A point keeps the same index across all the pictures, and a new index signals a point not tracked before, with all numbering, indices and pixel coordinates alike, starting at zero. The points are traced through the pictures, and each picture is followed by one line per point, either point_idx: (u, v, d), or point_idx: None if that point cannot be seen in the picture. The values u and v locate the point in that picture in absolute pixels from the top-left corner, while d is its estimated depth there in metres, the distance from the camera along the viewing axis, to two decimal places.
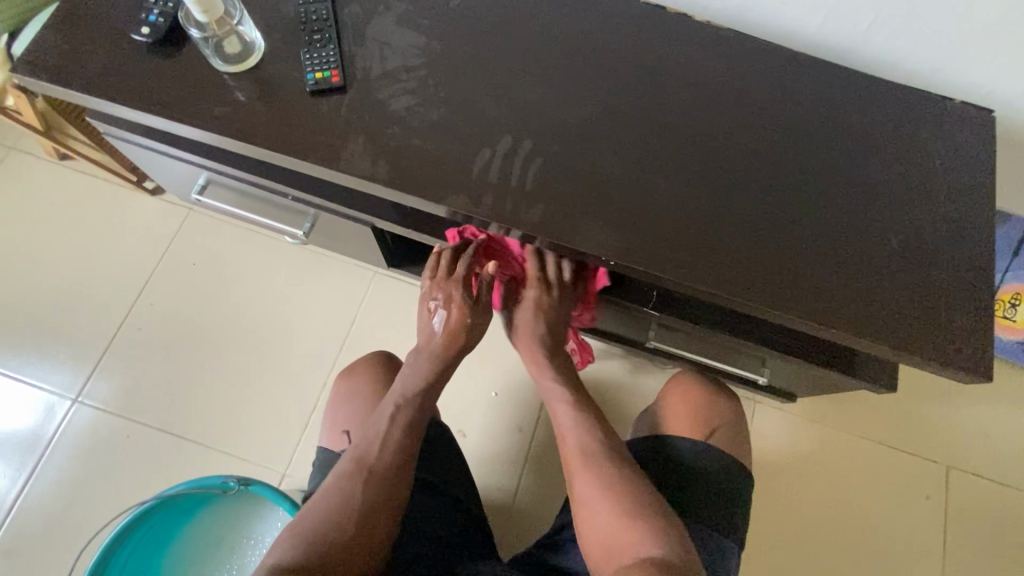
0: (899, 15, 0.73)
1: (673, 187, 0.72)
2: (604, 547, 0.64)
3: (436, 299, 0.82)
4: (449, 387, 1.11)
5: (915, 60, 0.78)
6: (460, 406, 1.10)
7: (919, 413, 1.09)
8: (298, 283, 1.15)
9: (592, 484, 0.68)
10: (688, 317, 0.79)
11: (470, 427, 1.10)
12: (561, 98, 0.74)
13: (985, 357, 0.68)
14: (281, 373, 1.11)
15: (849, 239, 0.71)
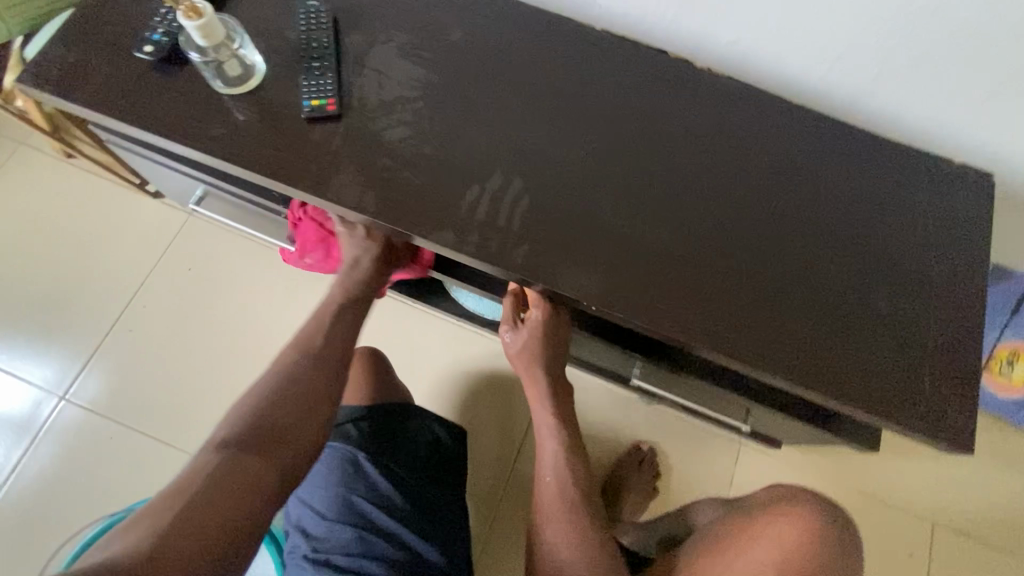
0: (902, 70, 0.73)
1: (660, 236, 0.71)
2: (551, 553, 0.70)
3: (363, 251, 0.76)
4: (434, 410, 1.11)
5: (916, 117, 0.78)
6: None
7: (908, 468, 1.07)
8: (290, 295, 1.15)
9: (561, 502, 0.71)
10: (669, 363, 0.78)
11: None
12: (555, 139, 0.74)
13: (968, 429, 0.67)
14: None
15: (835, 298, 0.71)
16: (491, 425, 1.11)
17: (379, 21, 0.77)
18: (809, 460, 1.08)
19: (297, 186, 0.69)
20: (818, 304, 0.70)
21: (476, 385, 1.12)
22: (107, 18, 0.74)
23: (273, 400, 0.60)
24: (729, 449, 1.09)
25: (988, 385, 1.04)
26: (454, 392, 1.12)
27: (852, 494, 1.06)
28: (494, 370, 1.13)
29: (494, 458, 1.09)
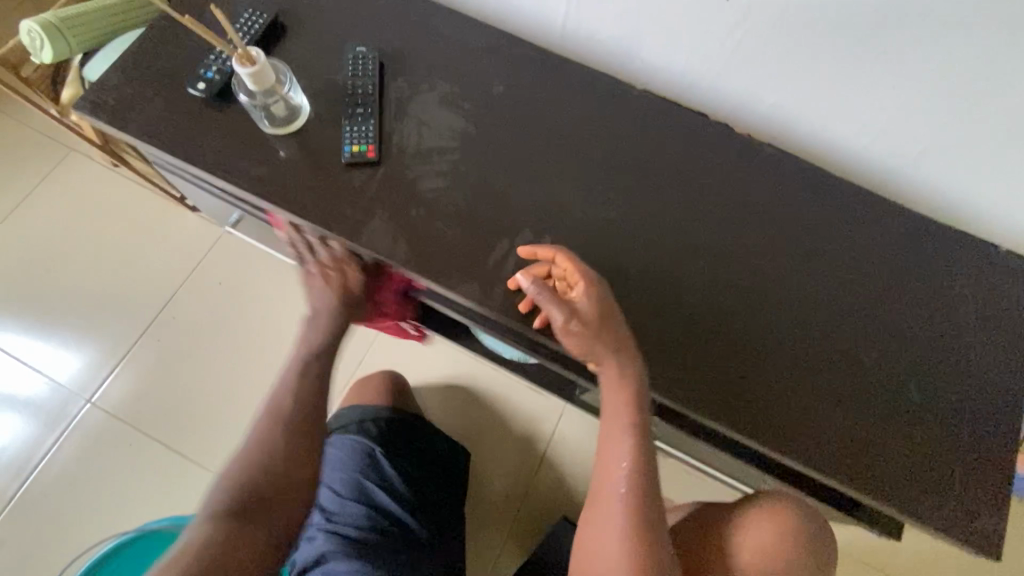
0: (951, 146, 0.72)
1: (686, 306, 0.71)
2: None
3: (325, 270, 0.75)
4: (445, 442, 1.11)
5: (965, 194, 0.76)
6: None
7: (930, 551, 1.03)
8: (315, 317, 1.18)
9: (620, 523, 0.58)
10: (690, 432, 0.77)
11: None
12: (588, 198, 0.74)
13: (999, 536, 0.64)
14: None
15: (864, 385, 0.69)
16: (500, 463, 1.11)
17: (424, 69, 0.78)
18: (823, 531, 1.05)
19: (330, 230, 0.70)
20: (847, 390, 0.68)
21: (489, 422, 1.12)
22: (165, 52, 0.76)
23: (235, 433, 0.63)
24: None
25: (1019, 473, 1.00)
26: (467, 427, 1.13)
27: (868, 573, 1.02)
28: (508, 409, 1.14)
29: (500, 497, 1.09)
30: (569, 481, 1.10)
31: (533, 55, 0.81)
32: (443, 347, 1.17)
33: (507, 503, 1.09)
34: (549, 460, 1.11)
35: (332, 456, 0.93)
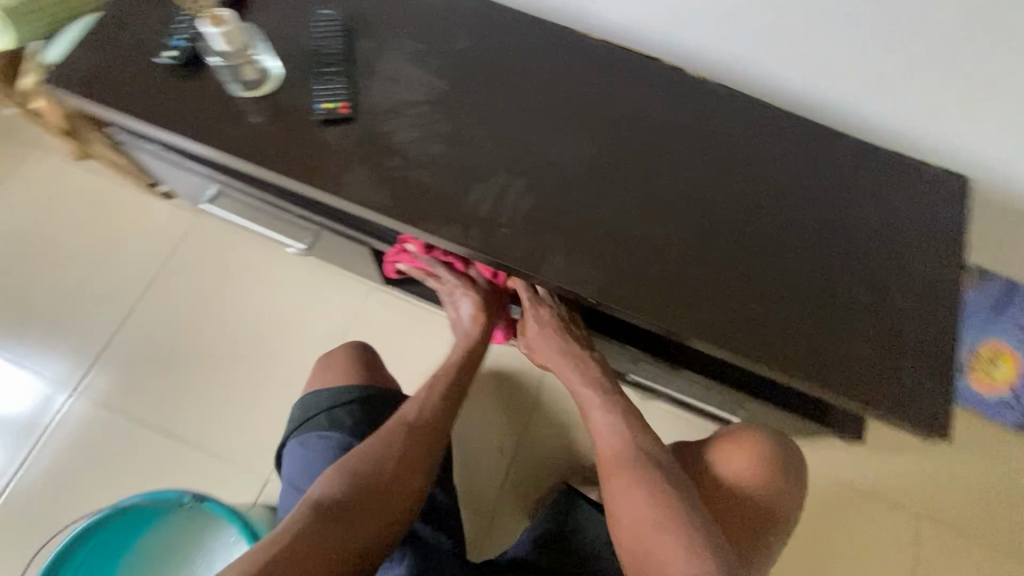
0: None
1: (655, 231, 0.74)
2: (632, 532, 0.66)
3: (455, 294, 0.85)
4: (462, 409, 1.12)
5: None
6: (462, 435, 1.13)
7: (876, 457, 1.21)
8: (227, 262, 1.19)
9: (632, 491, 0.68)
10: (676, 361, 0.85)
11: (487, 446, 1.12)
12: (556, 136, 0.76)
13: (942, 413, 0.71)
14: (265, 372, 1.13)
15: (814, 289, 0.74)
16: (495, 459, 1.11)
17: (388, 29, 0.81)
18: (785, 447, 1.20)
19: (311, 186, 0.72)
20: (797, 294, 0.74)
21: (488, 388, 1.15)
22: (131, 27, 0.78)
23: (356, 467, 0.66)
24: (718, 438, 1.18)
25: (971, 384, 1.21)
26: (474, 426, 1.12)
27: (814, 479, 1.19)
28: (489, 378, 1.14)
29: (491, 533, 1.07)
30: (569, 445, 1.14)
31: (495, 9, 0.83)
32: (429, 311, 1.18)
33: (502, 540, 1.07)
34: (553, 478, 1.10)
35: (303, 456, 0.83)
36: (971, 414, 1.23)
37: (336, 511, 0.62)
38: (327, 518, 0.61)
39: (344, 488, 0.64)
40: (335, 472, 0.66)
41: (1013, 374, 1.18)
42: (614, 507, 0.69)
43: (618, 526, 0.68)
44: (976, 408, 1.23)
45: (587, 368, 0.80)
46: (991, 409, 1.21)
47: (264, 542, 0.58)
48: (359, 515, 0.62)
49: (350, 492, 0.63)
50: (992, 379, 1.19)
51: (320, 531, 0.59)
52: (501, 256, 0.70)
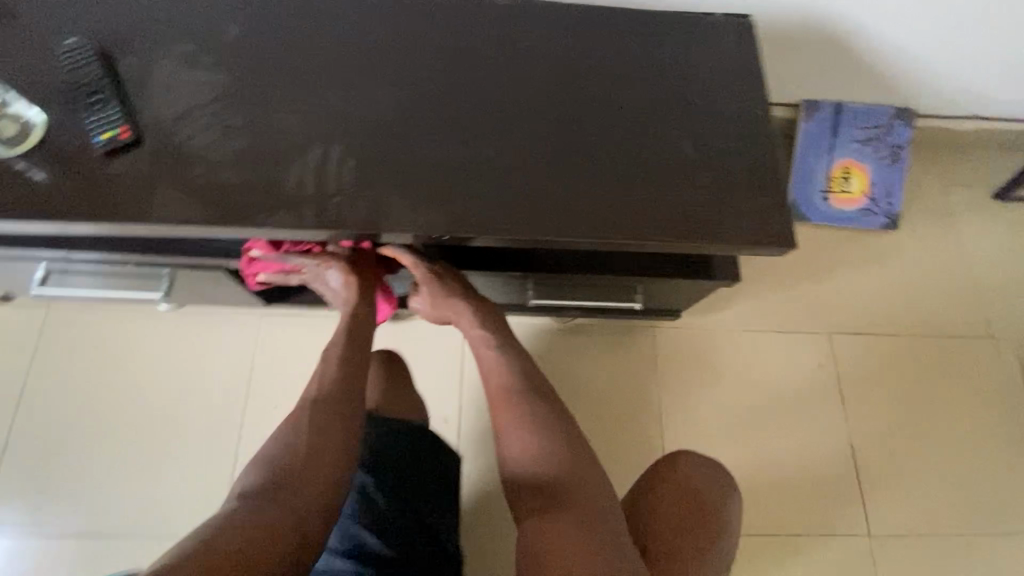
0: None
1: (484, 153, 0.74)
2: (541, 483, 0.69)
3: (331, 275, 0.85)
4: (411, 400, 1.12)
5: None
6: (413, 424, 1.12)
7: (782, 299, 1.30)
8: (97, 343, 1.10)
9: (535, 441, 0.72)
10: (563, 269, 0.89)
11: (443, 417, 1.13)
12: (359, 96, 0.75)
13: (789, 227, 0.76)
14: (180, 435, 1.06)
15: (647, 157, 0.77)
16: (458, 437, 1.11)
17: (152, 42, 0.76)
18: (703, 319, 1.27)
19: (114, 220, 0.67)
20: (633, 167, 0.76)
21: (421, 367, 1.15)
22: None
23: (267, 459, 0.67)
24: (641, 334, 1.25)
25: (838, 203, 1.34)
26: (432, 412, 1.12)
27: (738, 336, 1.26)
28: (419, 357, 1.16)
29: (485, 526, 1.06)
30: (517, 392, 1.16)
31: None
32: (327, 316, 1.14)
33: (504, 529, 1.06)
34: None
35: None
36: (841, 233, 1.37)
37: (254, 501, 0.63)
38: (247, 510, 0.61)
39: (259, 482, 0.65)
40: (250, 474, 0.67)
41: (865, 185, 1.34)
42: (511, 461, 0.72)
43: (516, 482, 0.70)
44: (850, 224, 1.35)
45: (488, 326, 0.85)
46: (860, 220, 1.35)
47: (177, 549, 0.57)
48: (276, 498, 0.63)
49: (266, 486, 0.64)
50: (851, 192, 1.34)
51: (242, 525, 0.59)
52: (339, 224, 0.68)
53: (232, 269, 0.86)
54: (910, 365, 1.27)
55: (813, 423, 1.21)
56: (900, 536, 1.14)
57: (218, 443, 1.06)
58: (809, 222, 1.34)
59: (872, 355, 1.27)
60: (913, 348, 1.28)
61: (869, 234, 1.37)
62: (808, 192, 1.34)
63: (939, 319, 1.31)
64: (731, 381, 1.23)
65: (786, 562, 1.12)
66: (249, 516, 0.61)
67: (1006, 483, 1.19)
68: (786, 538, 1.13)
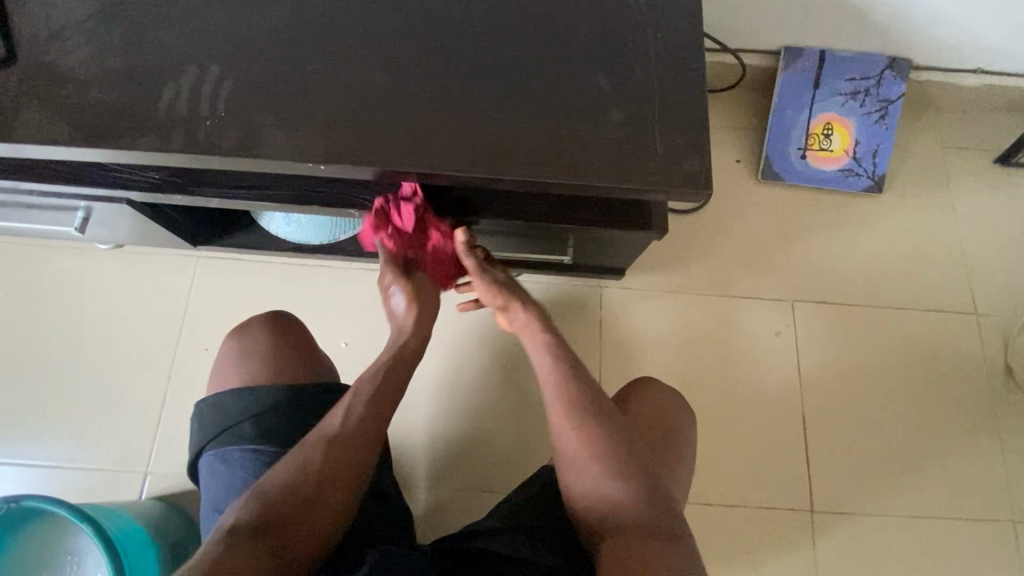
0: None
1: (372, 76, 0.68)
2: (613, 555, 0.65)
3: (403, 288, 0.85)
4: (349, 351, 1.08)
5: None
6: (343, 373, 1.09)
7: (746, 262, 1.22)
8: (33, 279, 1.10)
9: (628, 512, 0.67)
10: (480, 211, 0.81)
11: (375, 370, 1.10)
12: (244, 14, 0.70)
13: (705, 169, 0.68)
14: (111, 372, 1.06)
15: (553, 87, 0.70)
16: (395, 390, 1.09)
17: None
18: (657, 279, 1.20)
19: None
20: (537, 96, 0.69)
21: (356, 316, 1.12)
22: None
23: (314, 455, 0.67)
24: (590, 293, 1.18)
25: (816, 162, 1.24)
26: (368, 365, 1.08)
27: (694, 299, 1.19)
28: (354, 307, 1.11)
29: (402, 481, 1.06)
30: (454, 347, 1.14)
31: None
32: (262, 261, 1.13)
33: (419, 485, 1.06)
34: (468, 419, 1.10)
35: (218, 478, 0.73)
36: (820, 195, 1.26)
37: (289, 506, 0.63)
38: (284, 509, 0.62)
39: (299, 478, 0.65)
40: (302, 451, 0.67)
41: (847, 143, 1.23)
42: (578, 493, 0.71)
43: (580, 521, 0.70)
44: (829, 186, 1.25)
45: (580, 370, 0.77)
46: (840, 181, 1.24)
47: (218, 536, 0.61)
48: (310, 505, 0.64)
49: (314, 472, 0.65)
50: (831, 151, 1.23)
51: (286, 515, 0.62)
52: (208, 150, 0.65)
53: (137, 203, 0.84)
54: (880, 339, 1.18)
55: (766, 393, 1.15)
56: (849, 513, 1.09)
57: (149, 382, 1.06)
58: (782, 181, 1.25)
59: (837, 325, 1.19)
60: (885, 321, 1.19)
61: (850, 196, 1.26)
62: (783, 148, 1.24)
63: (918, 290, 1.21)
64: (683, 346, 1.16)
65: (724, 533, 1.08)
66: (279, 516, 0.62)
67: (972, 467, 1.12)
68: (725, 509, 1.08)
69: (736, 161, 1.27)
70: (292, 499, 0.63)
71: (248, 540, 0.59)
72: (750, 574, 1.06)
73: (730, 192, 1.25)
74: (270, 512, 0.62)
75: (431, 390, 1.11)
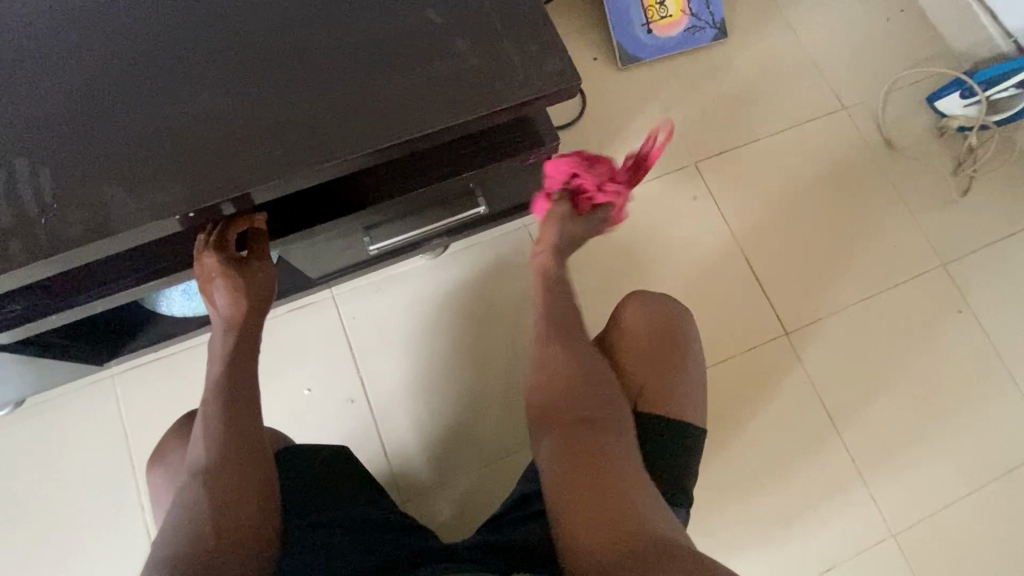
0: None
1: (201, 100, 0.62)
2: (582, 493, 0.67)
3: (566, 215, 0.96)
4: (315, 393, 1.06)
5: None
6: (319, 416, 1.06)
7: (642, 146, 1.25)
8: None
9: (608, 445, 0.71)
10: (378, 198, 0.79)
11: (351, 397, 1.07)
12: (24, 88, 0.61)
13: (567, 61, 0.68)
14: (79, 527, 0.97)
15: (391, 40, 0.67)
16: (386, 409, 1.07)
17: None
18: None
19: None
20: (380, 56, 0.66)
21: (307, 357, 1.08)
22: None
23: (222, 437, 0.68)
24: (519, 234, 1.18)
25: (662, 31, 1.28)
26: (342, 394, 1.07)
27: None
28: (301, 349, 1.08)
29: (420, 491, 1.05)
30: (417, 345, 1.10)
31: None
32: (182, 348, 1.03)
33: (436, 487, 1.05)
34: (461, 403, 1.08)
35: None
36: (678, 59, 1.31)
37: (214, 493, 0.64)
38: (219, 494, 0.64)
39: (219, 460, 0.66)
40: (206, 423, 0.70)
41: (681, 3, 1.28)
42: (538, 397, 0.79)
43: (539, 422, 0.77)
44: (683, 48, 1.30)
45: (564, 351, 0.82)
46: (690, 40, 1.29)
47: (157, 541, 0.62)
48: (246, 490, 0.65)
49: (234, 432, 0.69)
50: (670, 16, 1.27)
51: (225, 480, 0.65)
52: (62, 247, 0.58)
53: (12, 343, 0.75)
54: (779, 163, 1.27)
55: (709, 254, 1.20)
56: (816, 321, 1.18)
57: (124, 518, 0.97)
58: (641, 61, 1.28)
59: (740, 168, 1.26)
60: (776, 146, 1.28)
61: (704, 50, 1.32)
62: (629, 30, 1.27)
63: (792, 109, 1.30)
64: (621, 244, 1.20)
65: (726, 389, 1.14)
66: (222, 504, 0.63)
67: (893, 237, 1.23)
68: (716, 368, 1.15)
69: (594, 59, 1.29)
70: (227, 472, 0.65)
71: (198, 529, 0.61)
72: (761, 411, 1.13)
73: (601, 90, 1.28)
74: (214, 505, 0.63)
75: (410, 393, 1.08)
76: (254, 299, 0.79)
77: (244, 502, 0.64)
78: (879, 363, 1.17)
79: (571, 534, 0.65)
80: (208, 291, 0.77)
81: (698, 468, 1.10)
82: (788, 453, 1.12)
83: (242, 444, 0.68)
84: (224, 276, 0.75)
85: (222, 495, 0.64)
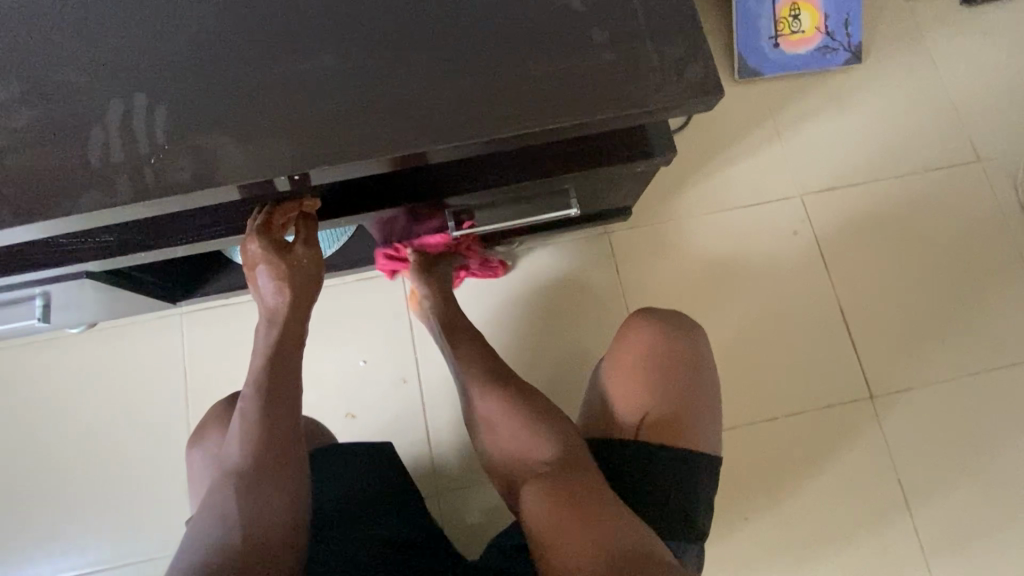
0: None
1: (324, 60, 0.59)
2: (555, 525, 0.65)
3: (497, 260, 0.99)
4: (370, 366, 1.05)
5: None
6: (369, 390, 1.04)
7: (746, 168, 1.16)
8: (15, 379, 1.01)
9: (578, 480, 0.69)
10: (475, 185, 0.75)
11: (403, 379, 1.05)
12: (156, 24, 0.60)
13: (710, 71, 0.62)
14: (131, 454, 0.99)
15: (527, 22, 0.62)
16: (435, 395, 1.05)
17: None
18: (660, 209, 1.14)
19: None
20: (511, 38, 0.61)
21: (366, 329, 1.06)
22: None
23: (257, 435, 0.65)
24: (598, 240, 1.12)
25: (791, 47, 1.17)
26: (394, 373, 1.05)
27: (703, 219, 1.14)
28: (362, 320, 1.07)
29: (456, 487, 1.02)
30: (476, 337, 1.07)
31: None
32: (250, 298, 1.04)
33: (472, 485, 1.02)
34: None
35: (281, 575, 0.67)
36: (801, 80, 1.20)
37: (247, 493, 0.62)
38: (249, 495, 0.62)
39: (254, 458, 0.64)
40: (242, 420, 0.67)
41: (817, 19, 1.17)
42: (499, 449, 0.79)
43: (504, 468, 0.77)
44: (809, 69, 1.19)
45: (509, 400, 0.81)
46: (820, 61, 1.18)
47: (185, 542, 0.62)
48: (279, 492, 0.63)
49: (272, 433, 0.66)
50: (803, 32, 1.17)
51: (258, 480, 0.63)
52: (167, 190, 0.56)
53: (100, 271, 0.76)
54: (893, 208, 1.15)
55: (798, 294, 1.11)
56: (905, 389, 1.08)
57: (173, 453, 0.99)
58: (761, 76, 1.19)
59: (850, 208, 1.15)
60: (894, 190, 1.16)
61: (832, 74, 1.20)
62: (755, 41, 1.17)
63: (920, 152, 1.18)
64: (705, 268, 1.12)
65: (791, 443, 1.06)
66: (249, 507, 0.62)
67: (1009, 310, 1.11)
68: (786, 419, 1.07)
69: None
70: (261, 471, 0.64)
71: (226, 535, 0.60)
72: (826, 472, 1.05)
73: None
74: (245, 507, 0.62)
75: None
76: (299, 282, 0.71)
77: (271, 504, 0.62)
78: (967, 447, 1.06)
79: (555, 561, 0.63)
80: (253, 275, 0.70)
81: (747, 520, 1.03)
82: (849, 526, 1.03)
83: (275, 443, 0.65)
84: (268, 257, 0.68)
85: (254, 497, 0.62)
